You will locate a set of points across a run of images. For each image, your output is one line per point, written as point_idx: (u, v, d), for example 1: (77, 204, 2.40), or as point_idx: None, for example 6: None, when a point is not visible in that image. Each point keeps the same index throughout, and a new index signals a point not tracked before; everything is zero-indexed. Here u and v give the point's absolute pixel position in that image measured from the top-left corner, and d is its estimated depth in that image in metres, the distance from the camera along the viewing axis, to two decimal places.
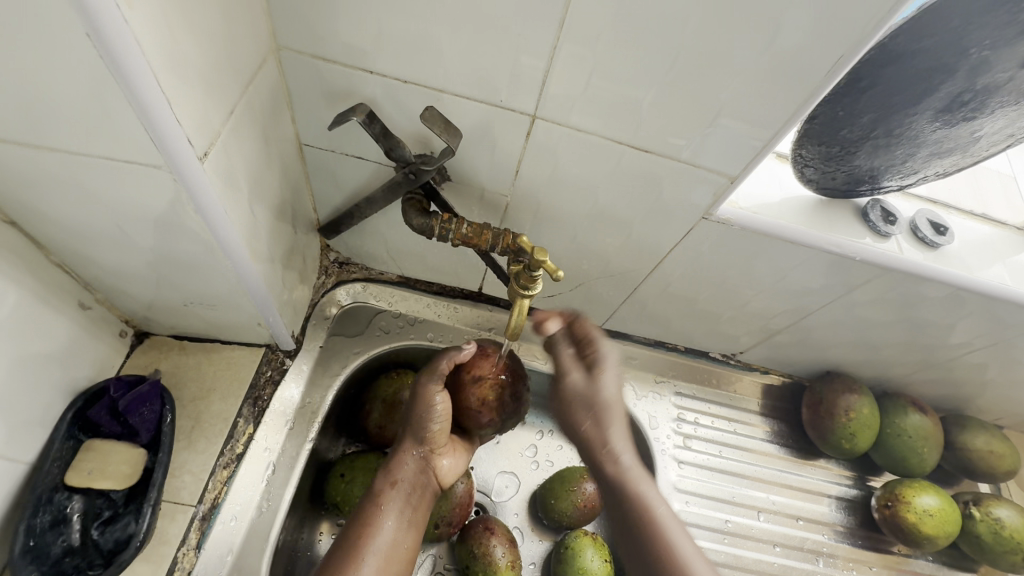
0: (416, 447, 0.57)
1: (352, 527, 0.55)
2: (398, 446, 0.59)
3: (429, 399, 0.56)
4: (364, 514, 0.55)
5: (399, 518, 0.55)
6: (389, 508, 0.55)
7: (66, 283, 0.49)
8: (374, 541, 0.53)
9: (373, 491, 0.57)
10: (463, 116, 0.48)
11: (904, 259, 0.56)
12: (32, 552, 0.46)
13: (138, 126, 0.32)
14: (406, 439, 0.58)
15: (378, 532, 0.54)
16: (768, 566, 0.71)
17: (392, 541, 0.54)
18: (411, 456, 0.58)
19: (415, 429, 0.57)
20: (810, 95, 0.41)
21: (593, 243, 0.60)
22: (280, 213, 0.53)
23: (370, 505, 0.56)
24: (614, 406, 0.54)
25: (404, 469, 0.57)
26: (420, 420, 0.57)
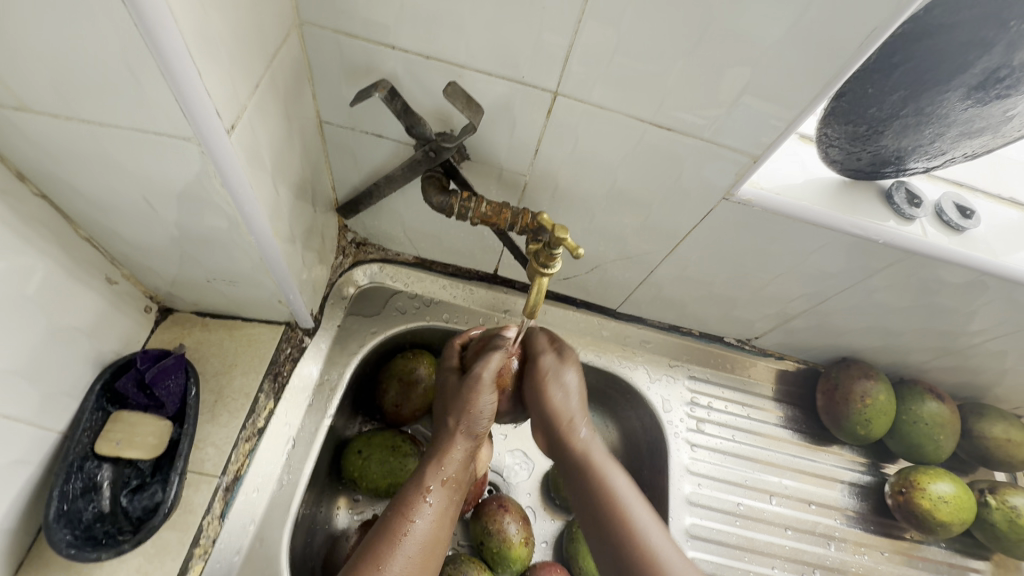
0: (465, 440, 0.56)
1: (392, 518, 0.51)
2: (443, 436, 0.56)
3: (483, 389, 0.56)
4: (408, 503, 0.51)
5: (441, 515, 0.52)
6: (434, 500, 0.52)
7: (93, 257, 0.50)
8: (418, 534, 0.50)
9: (419, 486, 0.53)
10: (484, 93, 0.47)
11: (928, 242, 0.55)
12: (64, 517, 0.47)
13: (168, 94, 0.33)
14: (456, 430, 0.56)
15: (421, 525, 0.50)
16: (778, 549, 0.72)
17: (433, 536, 0.51)
18: (459, 450, 0.56)
19: (467, 418, 0.56)
20: (838, 72, 0.41)
21: (610, 225, 0.60)
22: (301, 191, 0.53)
23: (413, 495, 0.52)
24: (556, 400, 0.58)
25: (451, 463, 0.55)
26: (472, 412, 0.56)
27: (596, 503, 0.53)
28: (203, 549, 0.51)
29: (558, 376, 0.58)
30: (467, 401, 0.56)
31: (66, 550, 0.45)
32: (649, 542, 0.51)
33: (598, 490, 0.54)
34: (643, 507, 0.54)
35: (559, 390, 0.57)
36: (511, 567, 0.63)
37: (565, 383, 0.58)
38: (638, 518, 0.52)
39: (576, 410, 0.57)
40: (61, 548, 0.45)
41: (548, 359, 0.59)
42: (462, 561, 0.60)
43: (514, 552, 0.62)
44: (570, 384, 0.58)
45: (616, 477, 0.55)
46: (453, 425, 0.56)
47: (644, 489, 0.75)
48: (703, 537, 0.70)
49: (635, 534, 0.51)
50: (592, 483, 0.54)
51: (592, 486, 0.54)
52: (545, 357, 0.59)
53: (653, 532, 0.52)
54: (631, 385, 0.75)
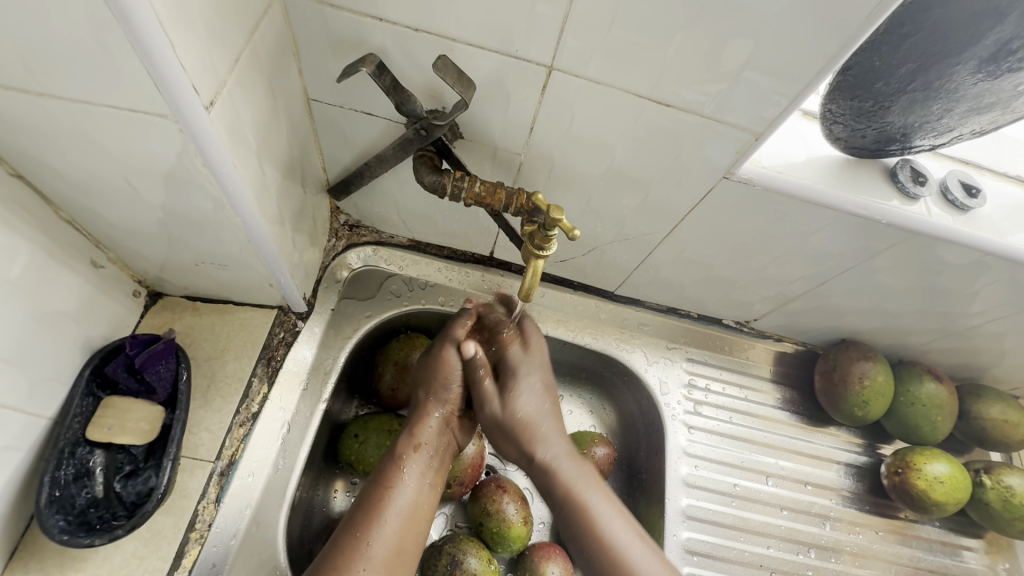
0: (438, 408, 0.57)
1: (371, 489, 0.52)
2: (417, 408, 0.58)
3: (452, 360, 0.58)
4: (384, 472, 0.53)
5: (419, 479, 0.54)
6: (411, 468, 0.53)
7: (77, 241, 0.49)
8: (396, 501, 0.51)
9: (393, 452, 0.55)
10: (477, 67, 0.46)
11: (932, 222, 0.54)
12: (57, 503, 0.47)
13: (139, 65, 0.31)
14: (428, 400, 0.58)
15: (398, 493, 0.52)
16: (774, 529, 0.72)
17: (413, 504, 0.52)
18: (434, 418, 0.57)
19: (434, 390, 0.58)
20: (845, 44, 0.39)
21: (608, 205, 0.58)
22: (290, 172, 0.52)
23: (390, 464, 0.54)
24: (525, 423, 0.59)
25: (425, 430, 0.56)
26: (437, 380, 0.58)
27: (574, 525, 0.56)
28: (199, 533, 0.52)
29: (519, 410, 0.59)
30: (433, 373, 0.58)
31: (59, 536, 0.45)
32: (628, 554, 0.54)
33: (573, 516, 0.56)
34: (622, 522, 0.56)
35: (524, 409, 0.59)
36: (511, 546, 0.63)
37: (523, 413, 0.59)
38: (628, 548, 0.55)
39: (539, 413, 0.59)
40: (54, 534, 0.45)
41: (513, 350, 0.61)
42: (461, 540, 0.60)
43: (513, 532, 0.62)
44: (529, 394, 0.59)
45: (591, 492, 0.57)
46: (425, 395, 0.58)
47: (640, 471, 0.75)
48: (699, 518, 0.70)
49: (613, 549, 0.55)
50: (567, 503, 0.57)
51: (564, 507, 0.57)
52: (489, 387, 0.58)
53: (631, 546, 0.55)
54: (628, 367, 0.74)
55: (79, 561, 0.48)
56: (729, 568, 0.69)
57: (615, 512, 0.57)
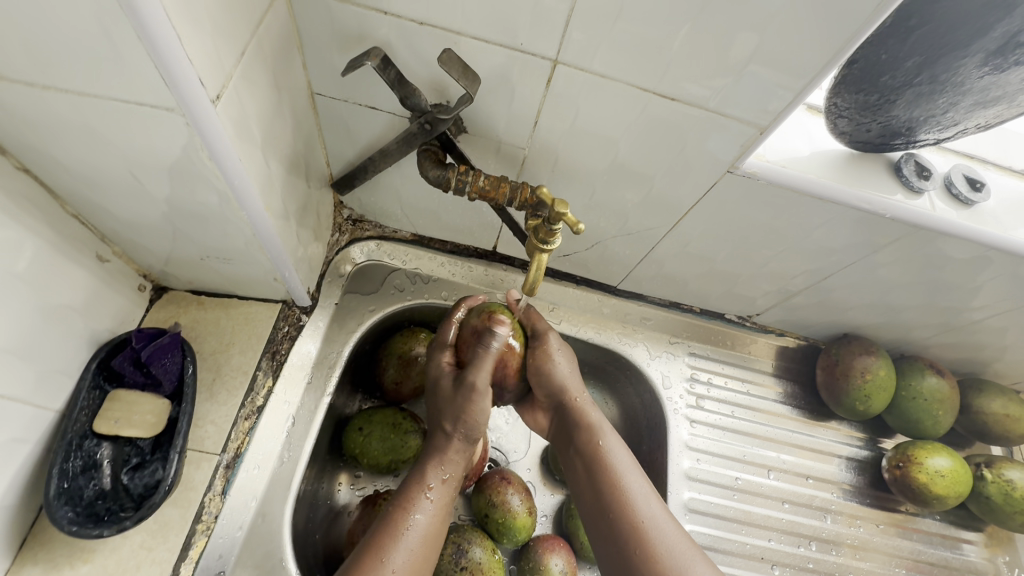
0: (467, 443, 0.55)
1: (392, 513, 0.50)
2: (439, 438, 0.55)
3: (481, 395, 0.54)
4: (408, 499, 0.51)
5: (442, 507, 0.52)
6: (434, 495, 0.52)
7: (83, 235, 0.49)
8: (419, 527, 0.50)
9: (419, 481, 0.53)
10: (481, 60, 0.45)
11: (937, 217, 0.53)
12: (65, 494, 0.47)
13: (146, 59, 0.31)
14: (457, 433, 0.55)
15: (421, 519, 0.50)
16: (775, 521, 0.72)
17: (434, 529, 0.51)
18: (463, 448, 0.55)
19: (463, 424, 0.55)
20: (851, 36, 0.39)
21: (611, 200, 0.58)
22: (294, 166, 0.52)
23: (415, 491, 0.52)
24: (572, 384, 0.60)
25: (450, 459, 0.54)
26: (468, 414, 0.54)
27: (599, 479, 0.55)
28: (206, 524, 0.52)
29: (552, 369, 0.59)
30: (463, 408, 0.54)
31: (68, 527, 0.46)
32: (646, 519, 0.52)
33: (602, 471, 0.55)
34: (641, 479, 0.55)
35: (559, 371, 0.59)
36: (515, 537, 0.63)
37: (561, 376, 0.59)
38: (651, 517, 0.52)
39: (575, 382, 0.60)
40: (64, 525, 0.45)
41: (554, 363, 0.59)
42: (466, 530, 0.61)
43: (518, 522, 0.63)
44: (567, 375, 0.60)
45: (621, 455, 0.56)
46: (450, 429, 0.55)
47: (643, 464, 0.76)
48: (701, 511, 0.71)
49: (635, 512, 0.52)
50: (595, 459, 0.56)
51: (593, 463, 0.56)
52: (536, 342, 0.60)
53: (650, 502, 0.53)
54: (630, 361, 0.75)
55: (87, 552, 0.49)
56: (731, 560, 0.69)
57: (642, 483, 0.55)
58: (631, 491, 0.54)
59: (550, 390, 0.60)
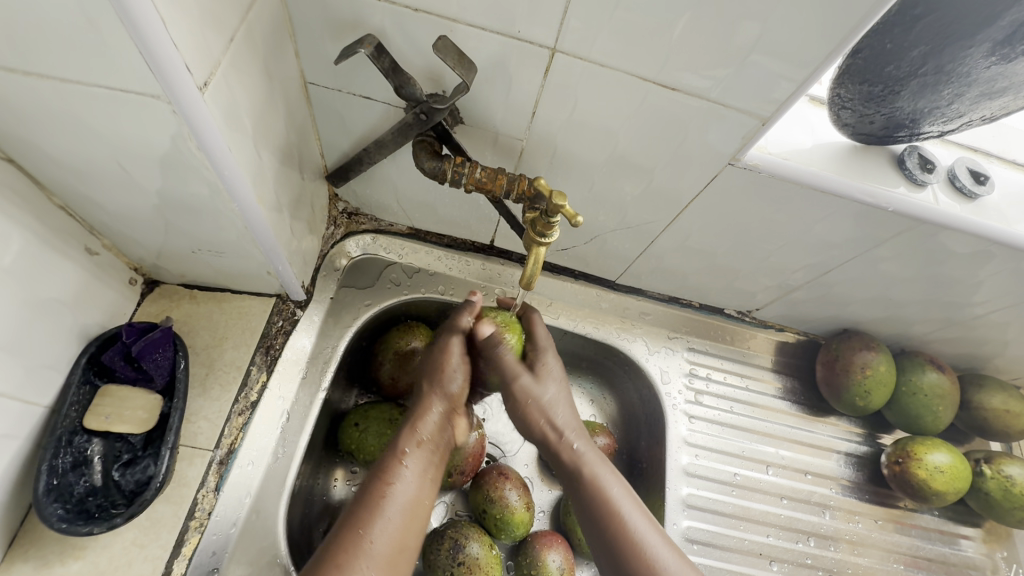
0: (440, 401, 0.55)
1: (368, 484, 0.49)
2: (417, 402, 0.55)
3: (452, 359, 0.56)
4: (384, 468, 0.50)
5: (422, 474, 0.51)
6: (413, 464, 0.51)
7: (71, 227, 0.48)
8: (397, 496, 0.48)
9: (394, 448, 0.52)
10: (478, 49, 0.44)
11: (940, 210, 0.53)
12: (55, 491, 0.46)
13: (129, 45, 0.30)
14: (430, 394, 0.55)
15: (401, 488, 0.49)
16: (774, 518, 0.72)
17: (416, 499, 0.49)
18: (435, 412, 0.54)
19: (439, 380, 0.56)
20: (858, 24, 0.38)
21: (609, 193, 0.57)
22: (287, 158, 0.51)
23: (391, 460, 0.51)
24: (555, 405, 0.56)
25: (426, 425, 0.53)
26: (437, 367, 0.56)
27: (592, 508, 0.52)
28: (199, 521, 0.52)
29: (540, 398, 0.56)
30: (436, 363, 0.57)
31: (57, 524, 0.45)
32: (646, 543, 0.50)
33: (593, 498, 0.53)
34: (636, 509, 0.53)
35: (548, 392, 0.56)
36: (514, 532, 0.63)
37: (547, 400, 0.56)
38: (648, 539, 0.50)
39: (562, 395, 0.57)
40: (53, 523, 0.45)
41: (524, 377, 0.56)
42: (463, 525, 0.60)
43: (516, 517, 0.62)
44: (553, 397, 0.56)
45: (610, 479, 0.54)
46: (428, 389, 0.56)
47: (641, 460, 0.75)
48: (700, 507, 0.70)
49: (632, 538, 0.50)
50: (585, 487, 0.54)
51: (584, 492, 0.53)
52: (522, 380, 0.55)
53: (647, 533, 0.51)
54: (629, 356, 0.74)
55: (78, 549, 0.48)
56: (729, 556, 0.69)
57: (634, 503, 0.53)
58: (624, 512, 0.52)
59: (530, 424, 0.56)
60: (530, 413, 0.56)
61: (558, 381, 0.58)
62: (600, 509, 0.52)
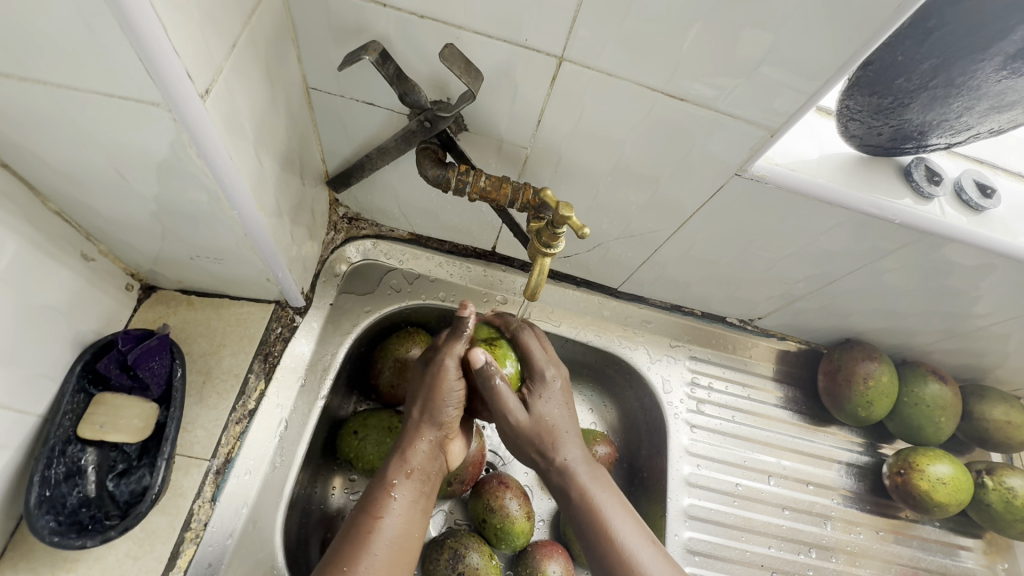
0: (434, 431, 0.53)
1: (358, 516, 0.49)
2: (408, 429, 0.54)
3: (448, 377, 0.53)
4: (373, 500, 0.50)
5: (411, 505, 0.50)
6: (402, 496, 0.50)
7: (67, 233, 0.47)
8: (386, 532, 0.48)
9: (382, 478, 0.51)
10: (484, 56, 0.44)
11: (946, 222, 0.52)
12: (47, 503, 0.45)
13: (130, 52, 0.30)
14: (423, 423, 0.53)
15: (388, 521, 0.48)
16: (775, 528, 0.72)
17: (403, 533, 0.49)
18: (427, 442, 0.53)
19: (429, 409, 0.53)
20: (870, 37, 0.37)
21: (614, 202, 0.57)
22: (288, 164, 0.50)
23: (379, 492, 0.50)
24: (551, 430, 0.54)
25: (416, 455, 0.52)
26: (431, 397, 0.53)
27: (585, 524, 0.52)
28: (195, 532, 0.51)
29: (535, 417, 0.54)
30: (431, 389, 0.53)
31: (49, 537, 0.44)
32: (640, 564, 0.49)
33: (585, 516, 0.52)
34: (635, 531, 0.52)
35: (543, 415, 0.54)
36: (514, 542, 0.62)
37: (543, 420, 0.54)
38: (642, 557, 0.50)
39: (560, 418, 0.55)
40: (45, 536, 0.43)
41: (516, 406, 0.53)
42: (463, 535, 0.60)
43: (517, 527, 0.62)
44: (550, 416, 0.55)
45: (607, 502, 0.53)
46: (418, 416, 0.54)
47: (641, 469, 0.74)
48: (701, 518, 0.70)
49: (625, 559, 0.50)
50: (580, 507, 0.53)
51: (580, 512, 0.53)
52: (511, 409, 0.52)
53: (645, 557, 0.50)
54: (630, 365, 0.73)
55: (71, 561, 0.47)
56: (730, 568, 0.68)
57: (632, 524, 0.52)
58: (621, 535, 0.51)
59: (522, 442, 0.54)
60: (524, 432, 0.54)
61: (557, 406, 0.55)
62: (593, 531, 0.52)
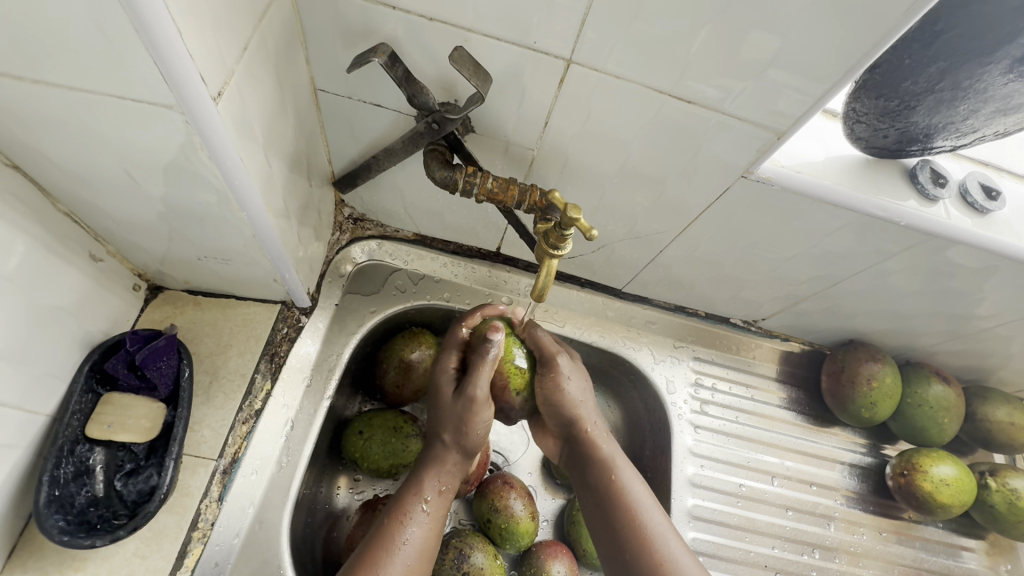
0: (463, 453, 0.54)
1: (388, 521, 0.49)
2: (441, 444, 0.55)
3: (480, 409, 0.53)
4: (404, 507, 0.50)
5: (439, 520, 0.51)
6: (431, 509, 0.51)
7: (75, 234, 0.47)
8: (413, 540, 0.48)
9: (414, 489, 0.52)
10: (492, 59, 0.44)
11: (951, 225, 0.53)
12: (56, 502, 0.45)
13: (143, 55, 0.30)
14: (456, 442, 0.54)
15: (417, 532, 0.49)
16: (778, 529, 0.72)
17: (428, 544, 0.49)
18: (458, 459, 0.54)
19: (463, 437, 0.54)
20: (880, 39, 0.37)
21: (619, 203, 0.57)
22: (296, 165, 0.50)
23: (411, 501, 0.51)
24: (583, 403, 0.57)
25: (447, 471, 0.53)
26: (462, 420, 0.53)
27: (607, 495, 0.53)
28: (202, 532, 0.51)
29: (573, 385, 0.56)
30: (463, 417, 0.53)
31: (59, 537, 0.44)
32: (659, 544, 0.49)
33: (608, 487, 0.53)
34: (659, 513, 0.52)
35: (574, 387, 0.56)
36: (518, 542, 0.63)
37: (576, 392, 0.56)
38: (662, 537, 0.50)
39: (587, 396, 0.57)
40: (54, 535, 0.44)
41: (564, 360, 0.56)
42: (468, 535, 0.60)
43: (521, 527, 0.62)
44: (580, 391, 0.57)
45: (629, 476, 0.54)
46: (450, 441, 0.54)
47: (645, 470, 0.75)
48: (705, 518, 0.70)
49: (645, 536, 0.50)
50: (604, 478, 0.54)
51: (603, 483, 0.54)
52: (561, 360, 0.56)
53: (669, 539, 0.50)
54: (634, 365, 0.74)
55: (79, 560, 0.47)
56: (734, 568, 0.69)
57: (652, 503, 0.53)
58: (644, 513, 0.51)
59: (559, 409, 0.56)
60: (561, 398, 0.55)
61: (585, 382, 0.58)
62: (614, 502, 0.52)
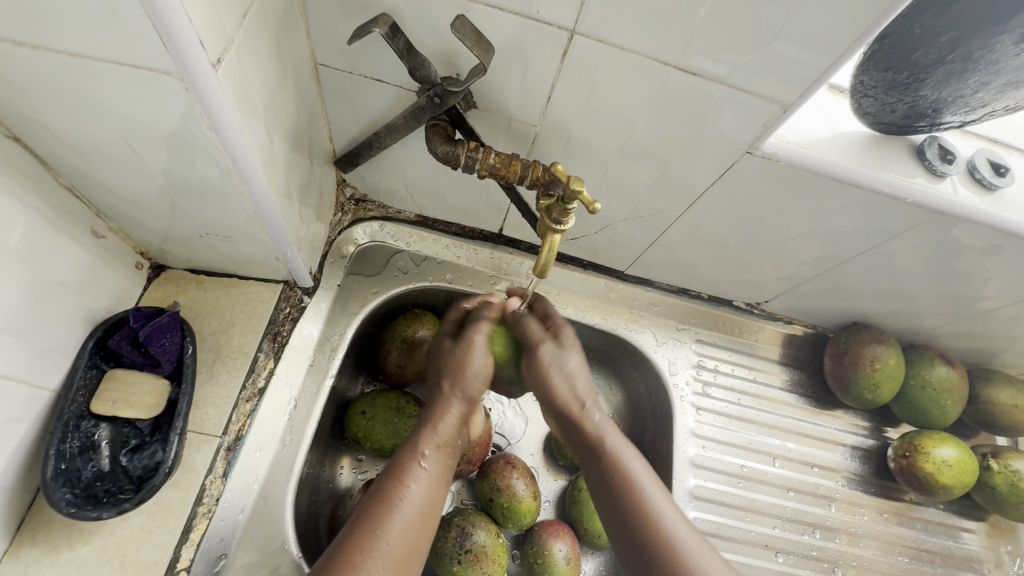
0: (458, 401, 0.54)
1: (385, 482, 0.49)
2: (437, 399, 0.55)
3: (477, 354, 0.55)
4: (400, 467, 0.49)
5: (439, 475, 0.51)
6: (429, 466, 0.50)
7: (77, 209, 0.47)
8: (412, 498, 0.48)
9: (412, 446, 0.51)
10: (494, 30, 0.43)
11: (959, 201, 0.52)
12: (63, 476, 0.46)
13: (141, 18, 0.29)
14: (453, 394, 0.54)
15: (416, 489, 0.48)
16: (779, 509, 0.72)
17: (428, 502, 0.49)
18: (455, 412, 0.54)
19: (461, 382, 0.55)
20: (887, 9, 0.37)
21: (623, 181, 0.57)
22: (297, 142, 0.50)
23: (408, 459, 0.50)
24: (578, 380, 0.56)
25: (444, 426, 0.53)
26: (458, 366, 0.55)
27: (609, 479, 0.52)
28: (207, 507, 0.51)
29: (563, 364, 0.55)
30: (459, 363, 0.55)
31: (66, 509, 0.44)
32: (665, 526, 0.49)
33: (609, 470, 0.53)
34: (659, 489, 0.52)
35: (569, 362, 0.56)
36: (520, 521, 0.63)
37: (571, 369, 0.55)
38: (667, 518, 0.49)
39: (581, 371, 0.56)
40: (62, 507, 0.44)
41: (548, 348, 0.56)
42: (470, 513, 0.60)
43: (524, 506, 0.62)
44: (573, 370, 0.56)
45: (632, 461, 0.53)
46: (449, 389, 0.55)
47: (647, 451, 0.75)
48: (706, 498, 0.70)
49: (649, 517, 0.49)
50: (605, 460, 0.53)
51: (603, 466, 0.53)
52: (545, 346, 0.56)
53: (670, 515, 0.50)
54: (636, 347, 0.74)
55: (86, 534, 0.48)
56: (735, 547, 0.69)
57: (655, 485, 0.52)
58: (648, 496, 0.51)
59: (552, 395, 0.55)
60: (553, 382, 0.55)
61: (581, 359, 0.57)
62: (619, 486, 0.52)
